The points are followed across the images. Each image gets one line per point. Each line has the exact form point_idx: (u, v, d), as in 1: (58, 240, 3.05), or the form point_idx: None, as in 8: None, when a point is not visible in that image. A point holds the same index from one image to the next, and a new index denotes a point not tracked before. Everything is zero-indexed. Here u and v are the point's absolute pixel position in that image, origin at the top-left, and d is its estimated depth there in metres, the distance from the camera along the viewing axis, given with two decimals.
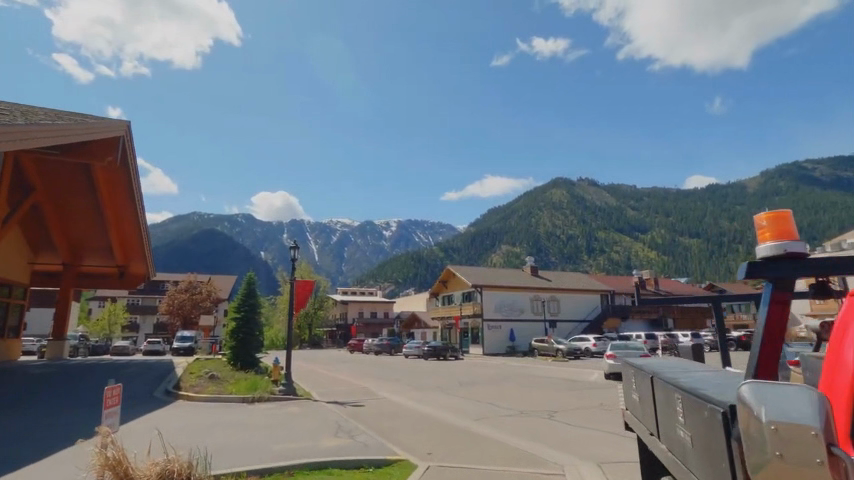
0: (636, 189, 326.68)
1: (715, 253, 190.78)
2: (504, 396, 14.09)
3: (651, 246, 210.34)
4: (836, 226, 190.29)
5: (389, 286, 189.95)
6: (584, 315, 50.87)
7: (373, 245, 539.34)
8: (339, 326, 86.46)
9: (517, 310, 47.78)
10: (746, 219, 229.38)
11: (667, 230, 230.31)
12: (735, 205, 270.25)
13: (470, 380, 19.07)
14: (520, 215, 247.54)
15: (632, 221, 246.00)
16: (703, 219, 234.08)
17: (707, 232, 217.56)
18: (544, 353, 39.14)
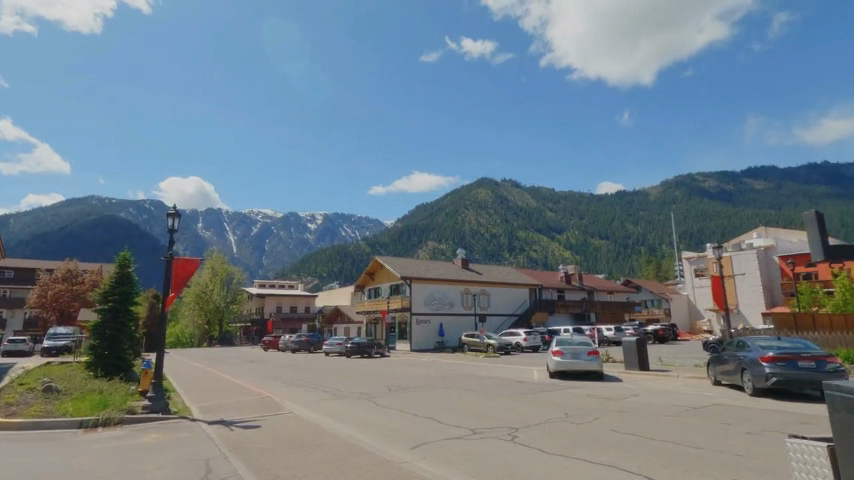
0: (555, 192, 344.20)
1: (620, 254, 205.63)
2: (443, 406, 11.24)
3: (567, 246, 221.59)
4: (720, 232, 213.44)
5: (312, 281, 181.45)
6: (513, 309, 50.09)
7: (296, 239, 517.80)
8: (254, 322, 79.65)
9: (447, 303, 45.72)
10: (649, 222, 249.82)
11: (581, 231, 244.59)
12: (638, 210, 294.30)
13: (400, 383, 16.11)
14: (447, 212, 249.77)
15: (550, 221, 258.29)
16: (613, 221, 251.38)
17: (615, 234, 233.86)
18: (475, 349, 37.26)
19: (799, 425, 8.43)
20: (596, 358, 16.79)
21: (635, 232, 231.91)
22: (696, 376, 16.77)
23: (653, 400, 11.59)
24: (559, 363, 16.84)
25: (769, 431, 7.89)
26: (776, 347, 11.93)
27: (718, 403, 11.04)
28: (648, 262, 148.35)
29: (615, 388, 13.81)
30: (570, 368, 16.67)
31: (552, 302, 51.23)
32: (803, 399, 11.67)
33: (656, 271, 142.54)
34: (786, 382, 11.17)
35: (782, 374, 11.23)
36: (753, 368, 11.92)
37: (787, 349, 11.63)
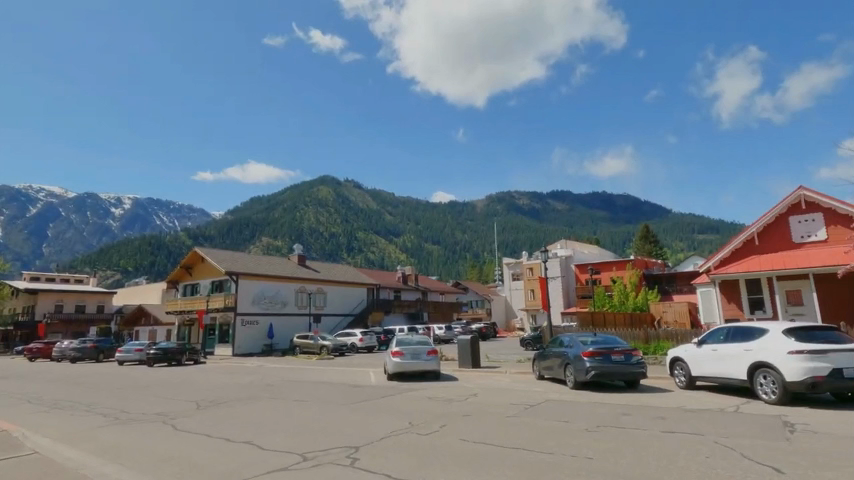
0: (395, 197, 356.02)
1: (448, 259, 222.19)
2: (265, 425, 9.21)
3: (403, 249, 230.43)
4: (530, 243, 247.60)
5: (111, 276, 151.85)
6: (349, 309, 48.76)
7: (93, 225, 430.55)
8: (19, 325, 62.22)
9: (279, 302, 42.02)
10: (475, 231, 276.15)
11: (416, 236, 257.00)
12: (466, 220, 323.93)
13: (213, 398, 13.23)
14: (285, 207, 236.68)
15: (389, 225, 265.62)
16: (445, 228, 270.97)
17: (447, 240, 252.19)
18: (308, 351, 34.91)
19: (622, 415, 8.86)
20: (434, 358, 16.42)
21: (463, 239, 253.67)
22: (521, 371, 17.73)
23: (491, 399, 11.41)
24: (398, 364, 16.07)
25: (602, 426, 8.00)
26: (594, 342, 12.94)
27: (548, 398, 11.35)
28: (472, 268, 163.22)
29: (453, 388, 13.50)
30: (408, 368, 16.02)
31: (389, 302, 51.50)
32: (611, 389, 12.89)
33: (478, 276, 157.45)
34: (602, 374, 12.17)
35: (598, 367, 12.22)
36: (575, 362, 12.77)
37: (603, 344, 12.69)
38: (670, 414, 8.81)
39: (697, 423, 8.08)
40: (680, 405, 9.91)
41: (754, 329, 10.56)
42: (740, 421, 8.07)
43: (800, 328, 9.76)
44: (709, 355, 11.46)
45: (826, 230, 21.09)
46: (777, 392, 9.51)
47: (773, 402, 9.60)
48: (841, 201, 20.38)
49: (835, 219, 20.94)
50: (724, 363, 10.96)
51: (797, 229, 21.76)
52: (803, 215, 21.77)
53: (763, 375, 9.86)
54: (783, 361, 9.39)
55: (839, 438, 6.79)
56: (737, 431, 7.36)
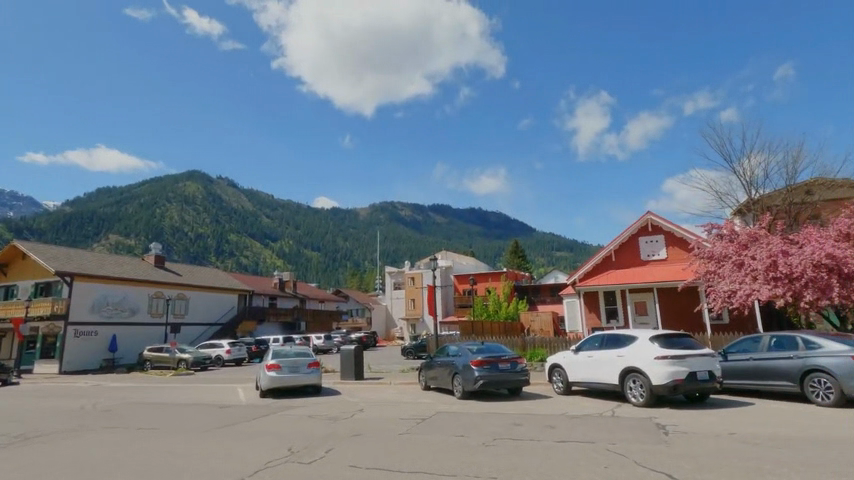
0: (273, 200, 336.76)
1: (328, 266, 215.88)
2: (96, 465, 7.19)
3: (280, 254, 218.14)
4: (410, 254, 252.92)
5: None
6: (216, 318, 43.94)
7: None
8: None
9: (128, 310, 36.07)
10: (357, 239, 273.45)
11: (295, 241, 245.37)
12: (348, 228, 319.50)
13: (23, 432, 10.24)
14: (141, 202, 208.61)
15: (265, 228, 249.88)
16: (326, 235, 263.72)
17: (327, 247, 245.50)
18: (162, 366, 30.35)
19: (515, 426, 8.72)
20: (316, 371, 15.06)
21: (344, 247, 249.30)
22: (406, 382, 17.20)
23: (380, 415, 10.58)
24: (274, 379, 14.39)
25: (498, 439, 7.72)
26: (482, 351, 12.92)
27: (439, 410, 10.90)
28: (353, 276, 160.65)
29: (336, 404, 12.38)
30: (286, 383, 14.45)
31: (263, 310, 47.62)
32: (497, 397, 12.97)
33: (359, 284, 155.17)
34: (490, 383, 12.16)
35: (487, 376, 12.20)
36: (464, 372, 12.61)
37: (491, 352, 12.72)
38: (558, 421, 8.92)
39: (584, 429, 8.25)
40: (563, 411, 10.17)
41: (624, 337, 11.38)
42: (620, 425, 8.44)
43: (663, 336, 10.72)
44: (586, 361, 12.10)
45: (666, 250, 24.53)
46: (644, 395, 10.32)
47: (641, 405, 10.40)
48: (678, 226, 23.90)
49: (673, 241, 24.50)
50: (598, 369, 11.64)
51: (645, 248, 24.98)
52: (649, 236, 25.06)
53: (633, 379, 10.64)
54: (651, 366, 10.21)
55: (706, 437, 7.36)
56: (622, 436, 7.61)
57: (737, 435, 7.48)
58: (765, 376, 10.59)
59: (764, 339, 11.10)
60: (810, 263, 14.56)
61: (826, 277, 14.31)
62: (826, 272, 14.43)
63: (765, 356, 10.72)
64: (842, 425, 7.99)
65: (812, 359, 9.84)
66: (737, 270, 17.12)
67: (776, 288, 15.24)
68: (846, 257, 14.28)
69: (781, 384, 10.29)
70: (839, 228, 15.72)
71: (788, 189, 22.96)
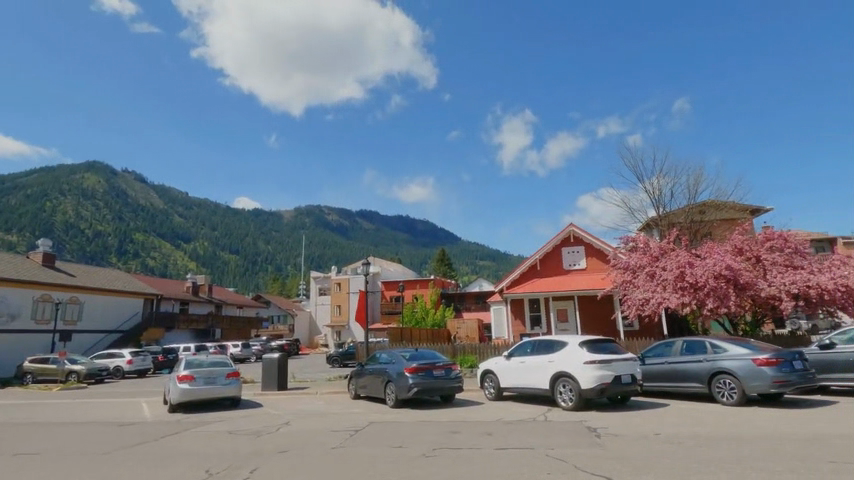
0: (187, 198, 313.31)
1: (247, 270, 204.71)
2: None
3: (193, 256, 202.81)
4: (335, 260, 247.28)
5: None
6: (116, 324, 39.51)
7: None
8: None
9: (5, 315, 31.26)
10: (279, 243, 262.25)
11: (210, 243, 229.90)
12: (270, 231, 305.59)
13: None
14: (27, 194, 183.93)
15: (177, 229, 231.39)
16: (246, 238, 250.00)
17: (246, 250, 232.69)
18: (46, 379, 26.55)
19: (452, 434, 8.49)
20: (235, 382, 13.85)
21: (265, 251, 237.86)
22: (334, 391, 16.43)
23: (308, 427, 9.87)
24: (187, 391, 13.01)
25: (438, 448, 7.44)
26: (416, 358, 12.64)
27: (371, 420, 10.40)
28: (274, 281, 153.49)
29: (258, 418, 11.41)
30: (201, 395, 13.13)
31: (172, 316, 43.72)
32: (429, 405, 12.73)
33: (280, 289, 148.68)
34: (424, 390, 11.91)
35: (421, 384, 11.94)
36: (398, 379, 12.25)
37: (425, 359, 12.48)
38: (495, 427, 8.84)
39: (521, 435, 8.23)
40: (498, 417, 10.16)
41: (555, 343, 11.68)
42: (554, 429, 8.53)
43: (591, 341, 11.13)
44: (518, 367, 12.26)
45: (586, 260, 26.01)
46: (573, 399, 10.63)
47: (570, 409, 10.69)
48: (597, 238, 25.47)
49: (592, 252, 26.06)
50: (530, 374, 11.84)
51: (567, 258, 26.31)
52: (571, 247, 26.44)
53: (563, 384, 10.91)
54: (580, 371, 10.53)
55: (635, 439, 7.63)
56: (559, 441, 7.67)
57: (662, 435, 7.84)
58: (678, 379, 11.38)
59: (676, 344, 11.93)
60: (712, 274, 16.06)
61: (725, 287, 15.85)
62: (724, 282, 15.99)
63: (678, 360, 11.53)
64: (747, 422, 8.72)
65: (718, 362, 10.73)
66: (650, 280, 18.49)
67: (683, 296, 16.61)
68: (740, 270, 15.94)
69: (692, 385, 11.11)
70: (735, 244, 17.53)
71: (689, 208, 25.43)
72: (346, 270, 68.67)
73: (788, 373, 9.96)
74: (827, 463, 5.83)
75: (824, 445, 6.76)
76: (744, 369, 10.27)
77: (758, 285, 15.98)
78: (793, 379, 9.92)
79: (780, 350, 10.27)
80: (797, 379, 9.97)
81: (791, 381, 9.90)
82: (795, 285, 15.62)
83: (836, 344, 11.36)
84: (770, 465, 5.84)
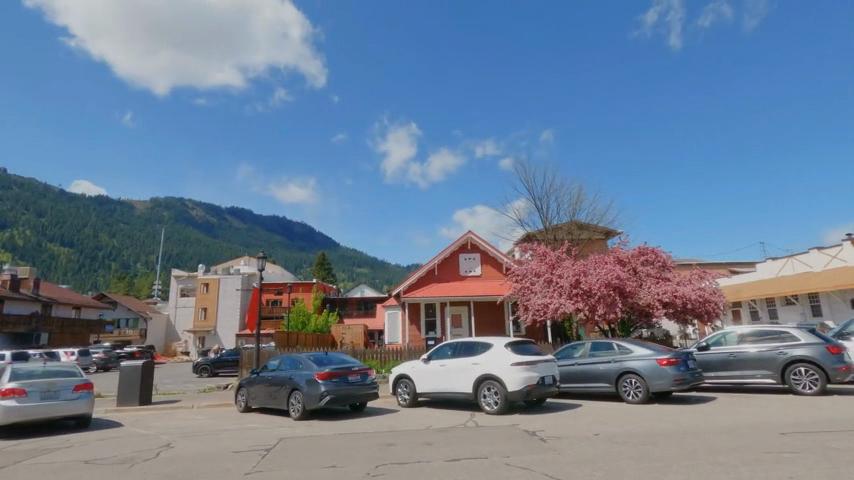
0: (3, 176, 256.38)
1: (83, 267, 174.06)
2: None
3: (7, 246, 165.53)
4: (198, 259, 223.29)
5: None
6: None
7: None
8: None
9: None
10: (129, 236, 228.41)
11: (34, 233, 190.68)
12: (117, 222, 264.58)
13: None
14: None
15: None
16: (84, 229, 212.71)
17: (84, 243, 197.76)
18: None
19: (388, 447, 7.43)
20: (86, 396, 10.88)
21: (109, 245, 204.87)
22: (215, 404, 14.05)
23: (202, 448, 7.95)
24: (14, 410, 9.83)
25: (382, 465, 6.35)
26: (326, 362, 11.23)
27: (280, 435, 8.81)
28: (119, 280, 132.91)
29: (125, 440, 9.00)
30: (35, 414, 10.02)
31: None
32: (338, 415, 11.38)
33: (126, 289, 129.02)
34: (337, 399, 10.59)
35: (335, 391, 10.61)
36: (306, 387, 10.72)
37: (339, 364, 11.16)
38: (431, 436, 8.02)
39: (465, 443, 7.53)
40: (426, 424, 9.35)
41: (478, 345, 11.29)
42: (495, 435, 8.00)
43: (516, 343, 10.97)
44: (437, 371, 11.62)
45: (481, 268, 26.72)
46: (499, 402, 10.31)
47: (495, 412, 10.34)
48: (493, 246, 26.38)
49: (487, 259, 26.90)
50: (451, 378, 11.28)
51: (464, 264, 26.74)
52: (468, 254, 26.97)
53: (488, 386, 10.56)
54: (507, 373, 10.26)
55: (581, 440, 7.43)
56: (508, 447, 7.13)
57: (602, 435, 7.77)
58: (588, 379, 11.81)
59: (585, 346, 12.43)
60: (603, 282, 17.38)
61: (613, 294, 17.27)
62: (613, 290, 17.43)
63: (587, 361, 11.98)
64: (662, 417, 9.19)
65: (625, 362, 11.36)
66: (547, 286, 19.41)
67: (577, 302, 17.70)
68: (625, 279, 17.53)
69: (600, 385, 11.59)
70: (618, 256, 19.30)
71: (571, 223, 27.77)
72: (214, 270, 62.14)
73: (685, 374, 10.85)
74: (766, 453, 6.18)
75: (746, 435, 7.25)
76: (646, 370, 11.02)
77: (638, 293, 17.75)
78: (688, 379, 10.86)
79: (676, 350, 11.23)
80: (691, 379, 10.93)
81: (687, 381, 10.82)
82: (666, 294, 17.67)
83: (711, 344, 12.91)
84: (723, 459, 5.96)
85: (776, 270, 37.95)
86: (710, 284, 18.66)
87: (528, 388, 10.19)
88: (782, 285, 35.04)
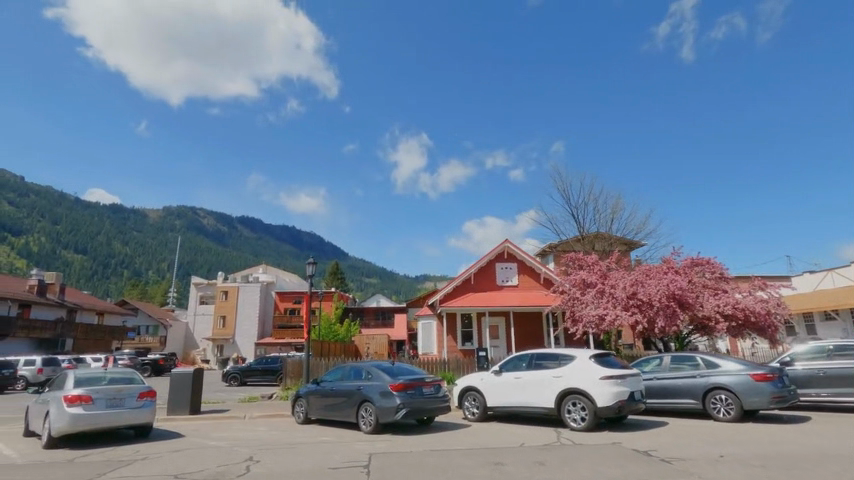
0: (20, 184, 260.94)
1: (96, 274, 175.65)
2: None
3: (23, 253, 167.58)
4: (208, 267, 224.49)
5: None
6: None
7: None
8: None
9: None
10: (142, 244, 230.51)
11: (49, 240, 193.15)
12: (130, 230, 267.18)
13: None
14: None
15: (3, 220, 190.32)
16: (97, 236, 215.07)
17: (98, 250, 199.80)
18: None
19: (500, 466, 6.87)
20: (149, 404, 10.44)
21: (122, 253, 206.85)
22: (268, 414, 13.55)
23: (292, 463, 7.46)
24: (82, 418, 9.42)
25: None
26: (398, 373, 10.71)
27: (367, 451, 8.28)
28: (133, 287, 134.03)
29: (200, 453, 8.52)
30: (101, 423, 9.61)
31: (9, 321, 34.57)
32: (407, 429, 10.83)
33: (139, 297, 129.80)
34: (413, 412, 10.06)
35: (411, 404, 10.08)
36: (379, 399, 10.22)
37: (411, 376, 10.62)
38: (537, 454, 7.45)
39: (581, 462, 6.97)
40: (517, 440, 8.79)
41: (557, 356, 10.71)
42: (606, 454, 7.41)
43: (600, 355, 10.37)
44: (511, 383, 11.04)
45: (518, 277, 26.11)
46: (586, 418, 9.74)
47: (582, 429, 9.80)
48: (531, 256, 25.80)
49: (524, 269, 26.30)
50: (528, 391, 10.68)
51: (501, 274, 26.17)
52: (505, 263, 26.40)
53: (573, 401, 9.99)
54: (595, 388, 9.68)
55: (711, 463, 6.81)
56: (634, 470, 6.55)
57: (726, 456, 7.16)
58: (670, 395, 11.17)
59: (665, 359, 11.78)
60: (663, 294, 16.73)
61: (673, 306, 16.64)
62: (672, 302, 16.79)
63: (668, 375, 11.36)
64: (772, 437, 8.54)
65: (713, 378, 10.70)
66: (599, 297, 18.75)
67: (635, 314, 17.08)
68: (686, 291, 16.86)
69: (686, 401, 10.95)
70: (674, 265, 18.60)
71: (608, 232, 27.15)
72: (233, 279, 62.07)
73: (782, 391, 10.11)
74: None
75: None
76: (739, 385, 10.34)
77: (699, 305, 17.07)
78: (786, 396, 10.14)
79: (770, 366, 10.52)
80: (788, 396, 10.20)
81: (784, 398, 10.09)
82: (727, 306, 16.96)
83: (795, 360, 12.25)
84: None
85: (814, 284, 36.81)
86: (772, 295, 17.93)
87: (619, 403, 9.56)
88: (822, 299, 33.93)
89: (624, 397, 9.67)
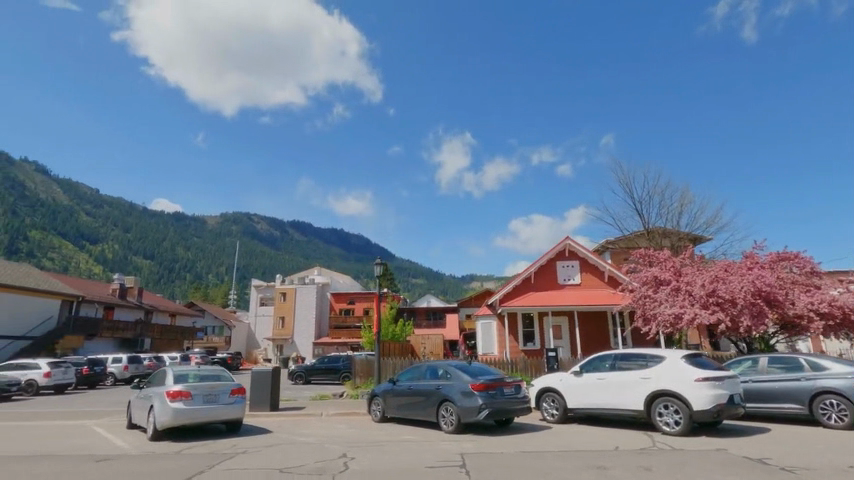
0: (96, 197, 283.42)
1: (163, 279, 187.65)
2: None
3: (100, 260, 181.85)
4: (263, 270, 234.27)
5: None
6: (24, 330, 32.98)
7: None
8: None
9: None
10: (203, 249, 244.05)
11: (122, 247, 208.53)
12: (191, 236, 283.52)
13: None
14: None
15: (83, 229, 207.38)
16: (164, 243, 229.83)
17: (164, 256, 213.47)
18: None
19: (603, 471, 6.64)
20: (240, 400, 10.96)
21: (186, 258, 219.92)
22: (343, 412, 13.87)
23: (387, 461, 7.56)
24: (183, 412, 10.02)
25: None
26: (477, 373, 10.64)
27: (457, 451, 8.26)
28: (196, 289, 142.14)
29: (295, 448, 8.82)
30: (199, 418, 10.18)
31: (96, 322, 37.45)
32: (486, 430, 10.73)
33: (202, 299, 137.36)
34: (495, 413, 9.95)
35: (492, 404, 9.98)
36: (460, 400, 10.20)
37: (491, 376, 10.51)
38: (640, 459, 7.14)
39: (692, 469, 6.60)
40: (610, 443, 8.49)
41: (643, 356, 10.26)
42: (716, 461, 6.99)
43: (692, 355, 9.83)
44: (593, 384, 10.67)
45: (581, 275, 25.35)
46: (680, 423, 9.27)
47: (675, 433, 9.35)
48: (594, 254, 24.97)
49: (587, 267, 25.49)
50: (614, 393, 10.28)
51: (562, 272, 25.51)
52: (566, 261, 25.72)
53: (664, 404, 9.53)
54: (690, 390, 9.18)
55: (841, 474, 6.26)
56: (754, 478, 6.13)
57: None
58: (769, 399, 10.45)
59: (762, 361, 11.02)
60: (748, 291, 15.69)
61: (760, 304, 15.59)
62: (758, 299, 15.73)
63: (765, 378, 10.62)
64: None
65: (821, 381, 9.87)
66: (674, 296, 17.82)
67: (716, 313, 16.11)
68: (774, 288, 15.72)
69: (789, 406, 10.17)
70: (759, 260, 17.36)
71: (676, 226, 25.81)
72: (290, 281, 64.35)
73: None
74: None
75: None
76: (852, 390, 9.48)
77: (789, 303, 15.84)
78: None
79: None
80: None
81: None
82: (823, 303, 15.64)
83: None
84: None
85: None
86: None
87: (718, 407, 9.02)
88: None
89: (723, 401, 9.10)
